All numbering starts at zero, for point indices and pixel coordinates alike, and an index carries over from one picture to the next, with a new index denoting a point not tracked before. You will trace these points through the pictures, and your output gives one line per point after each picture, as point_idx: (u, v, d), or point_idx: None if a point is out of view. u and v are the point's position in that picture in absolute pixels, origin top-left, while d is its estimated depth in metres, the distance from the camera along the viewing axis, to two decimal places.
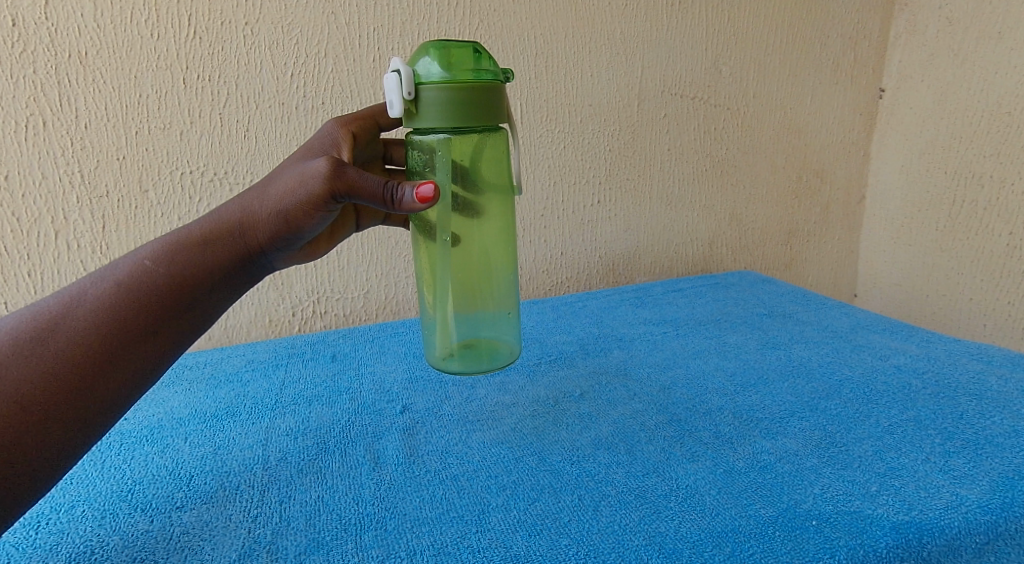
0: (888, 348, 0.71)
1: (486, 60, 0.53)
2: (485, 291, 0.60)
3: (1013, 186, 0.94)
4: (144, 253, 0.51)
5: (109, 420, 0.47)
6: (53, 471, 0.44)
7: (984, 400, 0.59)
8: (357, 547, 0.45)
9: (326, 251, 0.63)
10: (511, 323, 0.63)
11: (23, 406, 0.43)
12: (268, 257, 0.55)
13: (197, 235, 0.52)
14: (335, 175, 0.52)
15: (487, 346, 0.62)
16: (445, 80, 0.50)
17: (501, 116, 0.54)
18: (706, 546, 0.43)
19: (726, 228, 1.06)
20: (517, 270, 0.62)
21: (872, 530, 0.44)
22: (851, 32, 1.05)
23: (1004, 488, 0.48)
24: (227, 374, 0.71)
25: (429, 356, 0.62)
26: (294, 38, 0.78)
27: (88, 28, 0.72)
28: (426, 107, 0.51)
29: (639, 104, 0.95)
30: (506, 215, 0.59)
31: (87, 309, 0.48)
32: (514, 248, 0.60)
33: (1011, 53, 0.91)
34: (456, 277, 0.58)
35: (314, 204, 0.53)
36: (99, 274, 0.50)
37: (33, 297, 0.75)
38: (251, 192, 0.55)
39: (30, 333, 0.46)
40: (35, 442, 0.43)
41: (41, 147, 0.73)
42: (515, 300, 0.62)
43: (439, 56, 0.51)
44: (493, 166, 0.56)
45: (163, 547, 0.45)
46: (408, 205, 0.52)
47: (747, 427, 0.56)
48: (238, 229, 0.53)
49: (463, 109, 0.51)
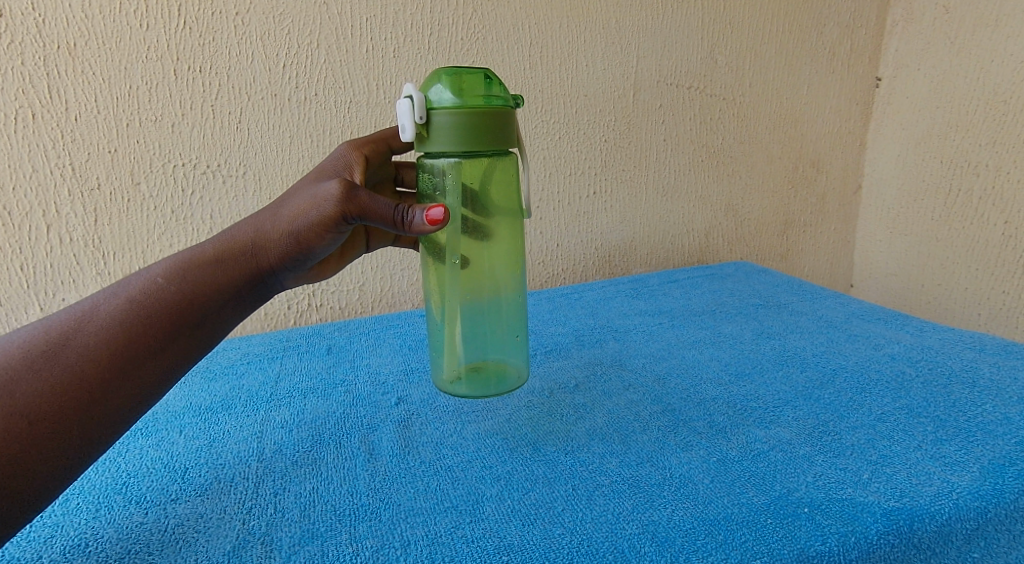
0: (882, 337, 0.71)
1: (497, 85, 0.53)
2: (493, 311, 0.58)
3: (1008, 174, 0.93)
4: (156, 271, 0.51)
5: (117, 430, 0.47)
6: (59, 482, 0.44)
7: (977, 388, 0.59)
8: (351, 538, 0.45)
9: (334, 271, 0.63)
10: (520, 346, 0.60)
11: (30, 420, 0.43)
12: (279, 276, 0.55)
13: (210, 253, 0.52)
14: (348, 198, 0.52)
15: (495, 369, 0.59)
16: (456, 106, 0.50)
17: (512, 141, 0.54)
18: (698, 535, 0.44)
19: (722, 219, 1.06)
20: (526, 293, 0.60)
21: (864, 517, 0.44)
22: (847, 20, 1.05)
23: (994, 475, 0.48)
24: (222, 367, 0.71)
25: (436, 380, 0.60)
26: (286, 29, 0.78)
27: (76, 18, 0.71)
28: (437, 131, 0.51)
29: (635, 94, 0.94)
30: (516, 237, 0.58)
31: (99, 325, 0.48)
32: (523, 271, 0.59)
33: (1007, 41, 0.91)
34: (464, 297, 0.56)
35: (326, 225, 0.53)
36: (112, 289, 0.50)
37: (25, 291, 0.75)
38: (264, 211, 0.55)
39: (42, 346, 0.46)
40: (38, 451, 0.43)
41: (31, 139, 0.72)
42: (523, 323, 0.60)
43: (450, 82, 0.51)
44: (503, 189, 0.56)
45: (158, 540, 0.46)
46: (418, 227, 0.52)
47: (742, 417, 0.57)
48: (250, 248, 0.53)
49: (474, 134, 0.50)
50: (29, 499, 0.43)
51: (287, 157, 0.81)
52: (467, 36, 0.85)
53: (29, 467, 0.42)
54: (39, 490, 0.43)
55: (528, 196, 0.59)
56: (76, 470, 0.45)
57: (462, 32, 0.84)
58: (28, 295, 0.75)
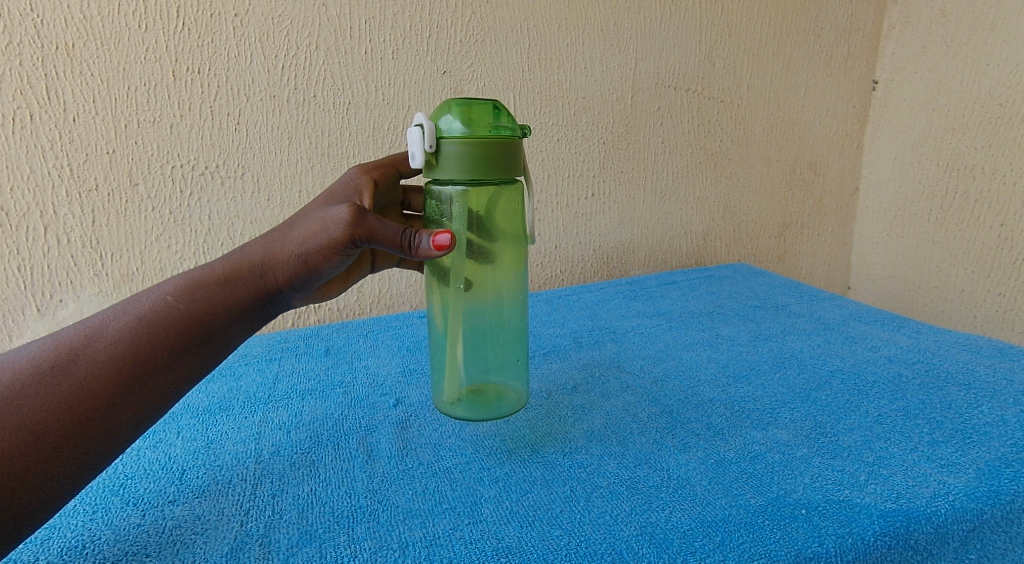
0: (879, 339, 0.71)
1: (506, 116, 0.53)
2: (494, 334, 0.58)
3: (1004, 177, 0.94)
4: (166, 290, 0.51)
5: (122, 440, 0.47)
6: (59, 490, 0.44)
7: (973, 390, 0.60)
8: (349, 539, 0.45)
9: (340, 292, 0.63)
10: (521, 368, 0.60)
11: (34, 432, 0.43)
12: (286, 296, 0.54)
13: (219, 273, 0.52)
14: (357, 222, 0.52)
15: (495, 392, 0.59)
16: (465, 136, 0.50)
17: (518, 170, 0.54)
18: (696, 536, 0.44)
19: (720, 221, 1.06)
20: (526, 316, 0.60)
21: (861, 519, 0.45)
22: (845, 24, 1.05)
23: (990, 476, 0.48)
24: (220, 368, 0.71)
25: (435, 400, 0.60)
26: (284, 30, 0.78)
27: (75, 19, 0.71)
28: (446, 160, 0.51)
29: (633, 96, 0.95)
30: (519, 262, 0.58)
31: (108, 342, 0.47)
32: (524, 294, 0.59)
33: (1004, 45, 0.91)
34: (466, 320, 0.56)
35: (334, 248, 0.52)
36: (122, 306, 0.50)
37: (22, 292, 0.75)
38: (274, 233, 0.55)
39: (51, 362, 0.46)
40: (43, 462, 0.43)
41: (29, 140, 0.72)
42: (525, 345, 0.60)
43: (460, 112, 0.51)
44: (508, 216, 0.56)
45: (156, 542, 0.45)
46: (425, 252, 0.51)
47: (739, 418, 0.57)
48: (259, 269, 0.53)
49: (481, 164, 0.51)
50: (34, 507, 0.43)
51: (286, 158, 0.81)
52: (465, 38, 0.85)
53: (31, 473, 0.42)
54: (42, 499, 0.43)
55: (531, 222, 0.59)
56: (76, 479, 0.45)
57: (460, 34, 0.84)
58: (26, 296, 0.75)
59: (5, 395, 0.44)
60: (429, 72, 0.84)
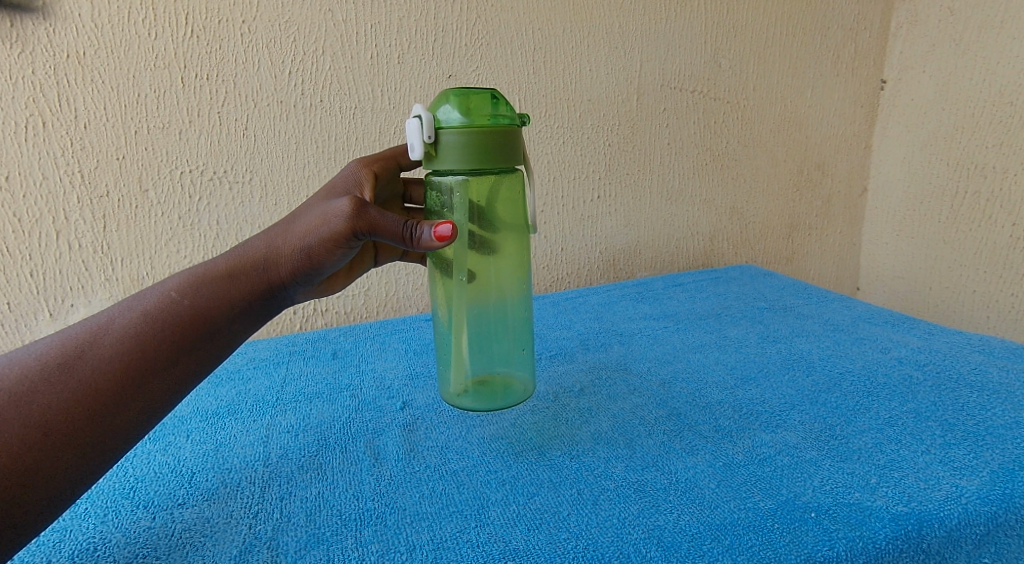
0: (889, 340, 0.71)
1: (504, 105, 0.53)
2: (500, 324, 0.58)
3: (1015, 177, 0.93)
4: (170, 285, 0.51)
5: (129, 438, 0.47)
6: (70, 489, 0.44)
7: (985, 391, 0.59)
8: (357, 542, 0.45)
9: (343, 286, 0.63)
10: (527, 358, 0.60)
11: (44, 430, 0.44)
12: (289, 291, 0.55)
13: (222, 268, 0.53)
14: (358, 214, 0.52)
15: (501, 383, 0.58)
16: (464, 126, 0.50)
17: (517, 159, 0.54)
18: (705, 539, 0.44)
19: (727, 222, 1.06)
20: (530, 306, 0.60)
21: (871, 522, 0.44)
22: (852, 23, 1.05)
23: (1004, 479, 0.48)
24: (228, 371, 0.71)
25: (442, 393, 0.60)
26: (292, 36, 0.78)
27: (86, 27, 0.72)
28: (445, 150, 0.51)
29: (638, 98, 0.95)
30: (522, 252, 0.58)
31: (114, 338, 0.48)
32: (527, 286, 0.59)
33: (1012, 44, 0.91)
34: (471, 310, 0.56)
35: (336, 241, 0.53)
36: (127, 303, 0.50)
37: (35, 297, 0.76)
38: (275, 227, 0.55)
39: (58, 360, 0.46)
40: (54, 462, 0.43)
41: (41, 147, 0.73)
42: (530, 335, 0.60)
43: (458, 102, 0.51)
44: (510, 205, 0.56)
45: (166, 544, 0.46)
46: (426, 243, 0.51)
47: (747, 420, 0.57)
48: (262, 263, 0.53)
49: (480, 153, 0.51)
50: (44, 508, 0.43)
51: (293, 163, 0.82)
52: (471, 42, 0.85)
53: (41, 474, 0.43)
54: (52, 500, 0.43)
55: (533, 212, 0.59)
56: (88, 478, 0.45)
57: (466, 38, 0.85)
58: (38, 301, 0.76)
59: (14, 393, 0.44)
60: (435, 76, 0.85)
